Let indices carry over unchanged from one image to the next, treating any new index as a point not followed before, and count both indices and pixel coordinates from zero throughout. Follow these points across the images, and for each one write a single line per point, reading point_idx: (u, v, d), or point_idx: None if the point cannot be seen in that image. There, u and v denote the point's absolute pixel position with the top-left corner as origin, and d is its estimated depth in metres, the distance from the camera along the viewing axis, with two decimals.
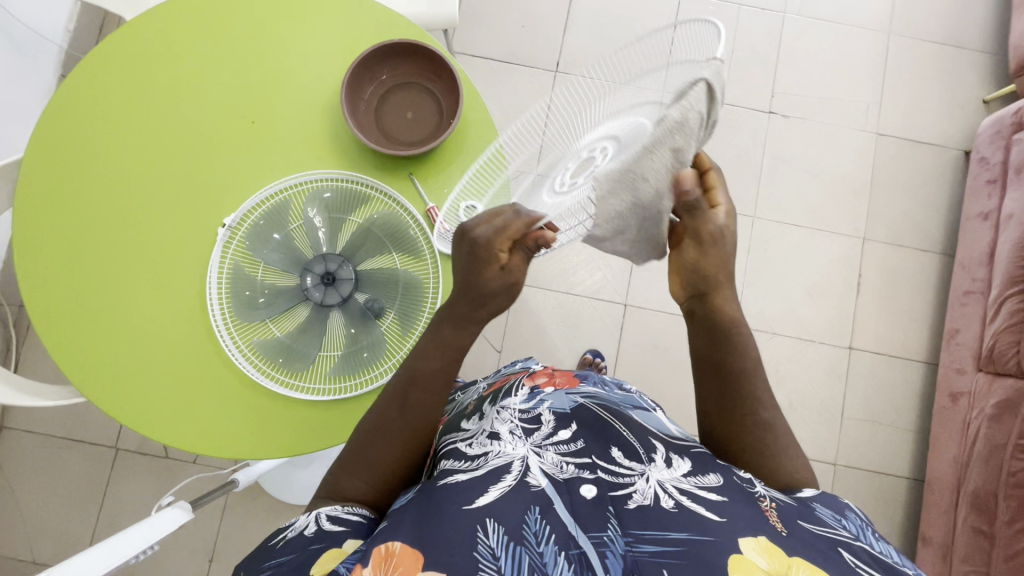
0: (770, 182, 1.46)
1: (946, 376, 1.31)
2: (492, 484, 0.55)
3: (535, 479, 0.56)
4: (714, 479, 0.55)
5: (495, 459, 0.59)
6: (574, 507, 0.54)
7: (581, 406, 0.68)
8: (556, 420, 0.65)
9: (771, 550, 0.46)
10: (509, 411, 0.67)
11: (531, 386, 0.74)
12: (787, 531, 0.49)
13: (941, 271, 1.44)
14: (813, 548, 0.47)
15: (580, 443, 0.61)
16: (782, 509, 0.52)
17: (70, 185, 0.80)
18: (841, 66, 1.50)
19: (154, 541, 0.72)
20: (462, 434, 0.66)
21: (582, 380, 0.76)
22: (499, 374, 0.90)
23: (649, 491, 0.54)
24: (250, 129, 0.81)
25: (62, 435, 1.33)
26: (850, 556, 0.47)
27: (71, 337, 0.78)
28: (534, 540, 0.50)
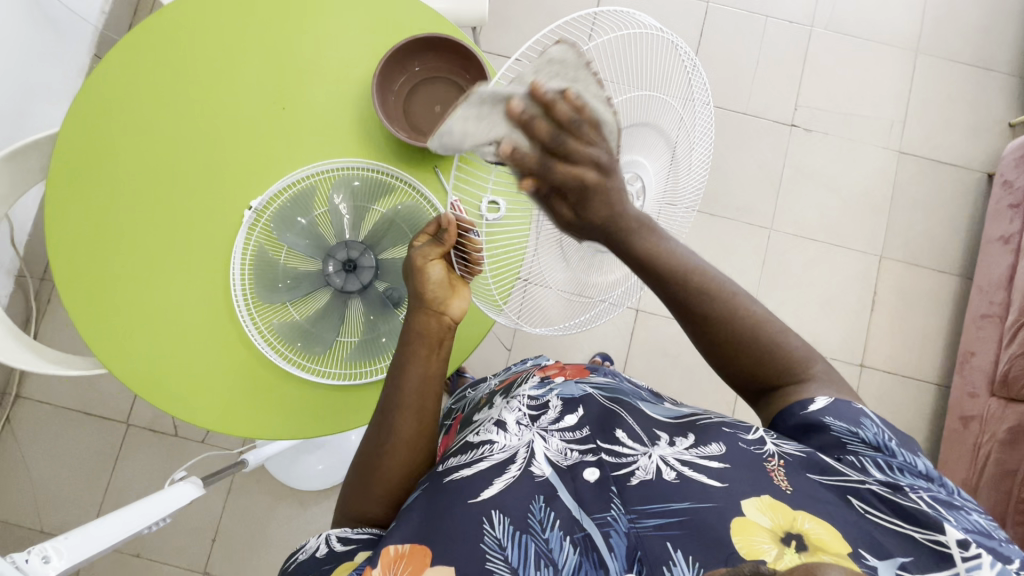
0: (788, 195, 1.45)
1: (957, 400, 1.30)
2: (496, 475, 0.55)
3: (538, 468, 0.56)
4: (717, 447, 0.53)
5: (498, 452, 0.58)
6: (578, 491, 0.54)
7: (589, 394, 0.67)
8: (563, 405, 0.64)
9: (773, 506, 0.47)
10: (519, 400, 0.65)
11: (542, 376, 0.73)
12: (792, 487, 0.48)
13: (958, 293, 1.43)
14: (821, 501, 0.47)
15: (586, 429, 0.61)
16: (791, 465, 0.50)
17: (102, 168, 0.81)
18: (867, 82, 1.49)
19: (166, 515, 0.73)
20: (471, 428, 0.66)
21: (591, 372, 0.75)
22: (511, 370, 0.89)
23: (652, 466, 0.53)
24: (280, 115, 0.82)
25: (74, 408, 1.36)
26: (860, 501, 0.47)
27: (99, 316, 0.79)
28: (539, 527, 0.51)
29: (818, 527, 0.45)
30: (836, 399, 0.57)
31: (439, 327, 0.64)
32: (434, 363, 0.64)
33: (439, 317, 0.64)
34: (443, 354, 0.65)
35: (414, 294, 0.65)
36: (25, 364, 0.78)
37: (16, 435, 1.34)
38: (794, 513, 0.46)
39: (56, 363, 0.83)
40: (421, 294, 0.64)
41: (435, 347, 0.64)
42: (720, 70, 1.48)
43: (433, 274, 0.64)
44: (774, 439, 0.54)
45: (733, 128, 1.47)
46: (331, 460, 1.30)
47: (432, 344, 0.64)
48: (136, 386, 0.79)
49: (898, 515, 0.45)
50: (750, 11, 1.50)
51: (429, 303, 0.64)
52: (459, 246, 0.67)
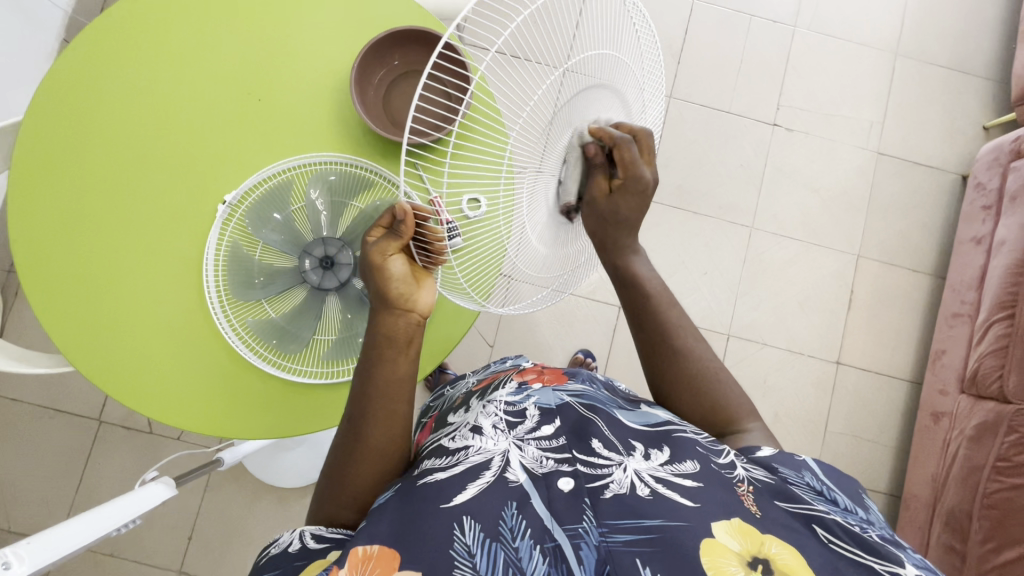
0: (769, 193, 1.47)
1: (929, 397, 1.33)
2: (469, 482, 0.55)
3: (513, 474, 0.56)
4: (691, 465, 0.56)
5: (474, 456, 0.58)
6: (550, 500, 0.53)
7: (567, 403, 0.66)
8: (541, 414, 0.64)
9: (743, 530, 0.49)
10: (495, 405, 0.66)
11: (520, 381, 0.73)
12: (761, 512, 0.51)
13: (932, 292, 1.47)
14: (788, 529, 0.50)
15: (562, 439, 0.60)
16: (758, 492, 0.54)
17: (69, 158, 0.78)
18: (848, 83, 1.51)
19: (133, 518, 0.71)
20: (445, 431, 0.66)
21: (569, 377, 0.75)
22: (488, 370, 0.89)
23: (626, 480, 0.54)
24: (256, 106, 0.80)
25: (44, 404, 1.32)
26: (822, 531, 0.50)
27: (65, 314, 0.77)
28: (509, 536, 0.51)
29: (784, 552, 0.47)
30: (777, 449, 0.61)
31: (406, 328, 0.61)
32: (404, 365, 0.62)
33: (406, 316, 0.62)
34: (414, 353, 0.62)
35: (376, 294, 0.62)
36: None
37: None
38: (761, 537, 0.48)
39: (20, 360, 0.80)
40: (383, 293, 0.61)
41: (403, 347, 0.61)
42: (704, 68, 1.49)
43: (394, 271, 0.61)
44: (744, 465, 0.58)
45: (716, 126, 1.48)
46: (307, 456, 1.29)
47: (400, 344, 0.61)
48: (112, 390, 0.76)
49: (860, 546, 0.49)
50: (734, 10, 1.51)
51: (392, 301, 0.61)
52: (419, 236, 0.62)
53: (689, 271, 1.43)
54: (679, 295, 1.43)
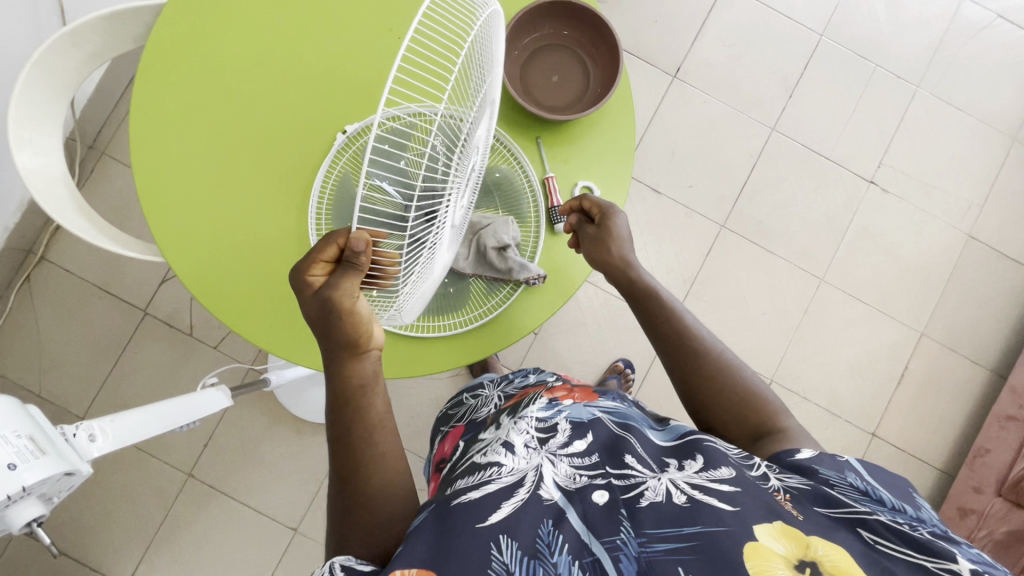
0: (848, 249, 1.43)
1: (959, 491, 1.30)
2: (503, 500, 0.52)
3: (547, 491, 0.53)
4: (727, 471, 0.53)
5: (507, 475, 0.55)
6: (586, 513, 0.51)
7: (598, 418, 0.64)
8: (571, 429, 0.62)
9: (785, 532, 0.46)
10: (527, 421, 0.63)
11: (549, 398, 0.69)
12: (802, 515, 0.49)
13: (986, 388, 1.43)
14: (833, 534, 0.47)
15: (595, 455, 0.59)
16: (797, 498, 0.50)
17: (204, 48, 0.78)
18: (957, 157, 1.46)
19: (194, 420, 0.71)
20: (478, 448, 0.63)
21: (600, 394, 0.72)
22: (509, 383, 0.83)
23: (661, 488, 0.52)
24: (394, 42, 0.79)
25: (96, 282, 1.34)
26: (868, 533, 0.47)
27: (167, 201, 0.77)
28: (548, 552, 0.48)
29: (832, 553, 0.45)
30: (818, 450, 0.57)
31: (373, 367, 0.57)
32: (380, 404, 0.57)
33: (370, 354, 0.57)
34: (384, 389, 0.58)
35: (334, 337, 0.55)
36: (86, 234, 0.75)
37: (33, 295, 1.32)
38: (806, 538, 0.46)
39: (113, 240, 0.80)
40: (346, 337, 0.55)
41: (370, 389, 0.57)
42: (815, 107, 1.45)
43: (362, 309, 0.55)
44: (776, 474, 0.54)
45: (812, 168, 1.44)
46: None
47: (369, 385, 0.57)
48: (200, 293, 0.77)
49: (911, 546, 0.46)
50: (860, 55, 1.46)
51: (354, 344, 0.55)
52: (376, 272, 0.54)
53: (748, 306, 1.41)
54: (732, 328, 1.40)
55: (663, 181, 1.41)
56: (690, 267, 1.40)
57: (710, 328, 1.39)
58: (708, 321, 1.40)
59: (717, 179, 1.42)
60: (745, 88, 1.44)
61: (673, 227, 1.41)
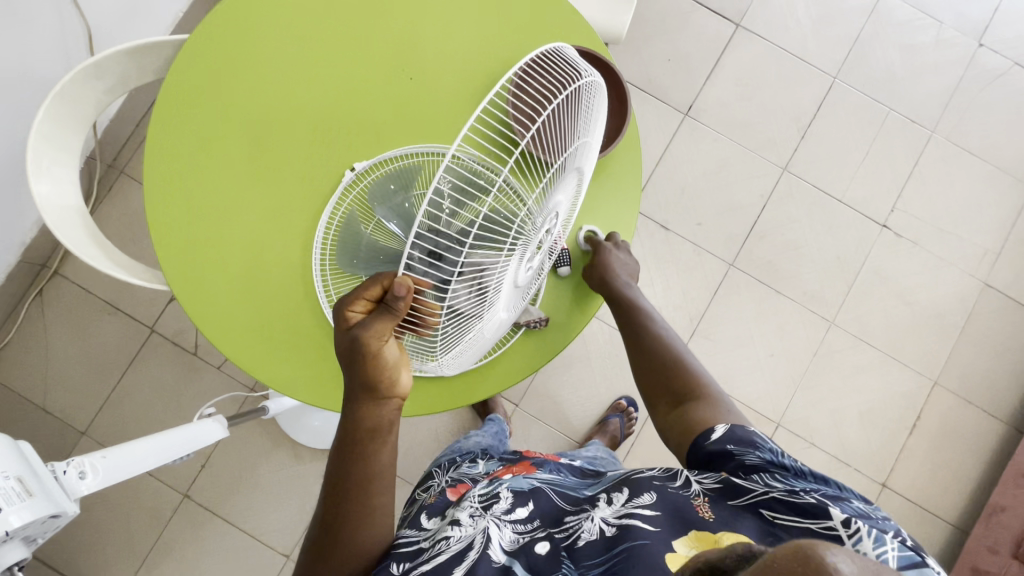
0: (860, 293, 1.41)
1: (972, 550, 1.25)
2: (455, 565, 0.52)
3: (496, 553, 0.53)
4: (647, 496, 0.53)
5: (455, 544, 0.55)
6: (531, 565, 0.52)
7: (538, 486, 0.63)
8: (514, 496, 0.61)
9: (699, 538, 0.48)
10: (468, 500, 0.62)
11: (490, 479, 0.67)
12: (712, 515, 0.50)
13: (1001, 441, 1.38)
14: (739, 526, 0.49)
15: (538, 517, 0.58)
16: (712, 497, 0.52)
17: (221, 84, 0.80)
18: (972, 204, 1.44)
19: (191, 451, 0.72)
20: (422, 531, 0.61)
21: (538, 467, 0.71)
22: (455, 469, 0.81)
23: (595, 527, 0.53)
24: (407, 84, 0.80)
25: (106, 299, 1.36)
26: (768, 511, 0.49)
27: (175, 232, 0.78)
28: None
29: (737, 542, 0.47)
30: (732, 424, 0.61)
31: (392, 416, 0.54)
32: (385, 454, 0.55)
33: (389, 401, 0.54)
34: (395, 438, 0.56)
35: (357, 379, 0.53)
36: (94, 261, 0.76)
37: (44, 309, 1.34)
38: (715, 536, 0.48)
39: (121, 267, 0.81)
40: (368, 382, 0.52)
41: (381, 437, 0.54)
42: (827, 149, 1.44)
43: (391, 356, 0.52)
44: (695, 476, 0.55)
45: (824, 210, 1.43)
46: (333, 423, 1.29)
47: (381, 432, 0.54)
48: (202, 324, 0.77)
49: (799, 514, 0.48)
50: (874, 98, 1.45)
51: (375, 390, 0.53)
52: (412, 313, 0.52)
53: (756, 347, 1.39)
54: (739, 369, 1.38)
55: (672, 218, 1.41)
56: (697, 305, 1.39)
57: (716, 368, 1.37)
58: (714, 361, 1.38)
59: (727, 217, 1.41)
60: (757, 128, 1.44)
61: (681, 264, 1.40)
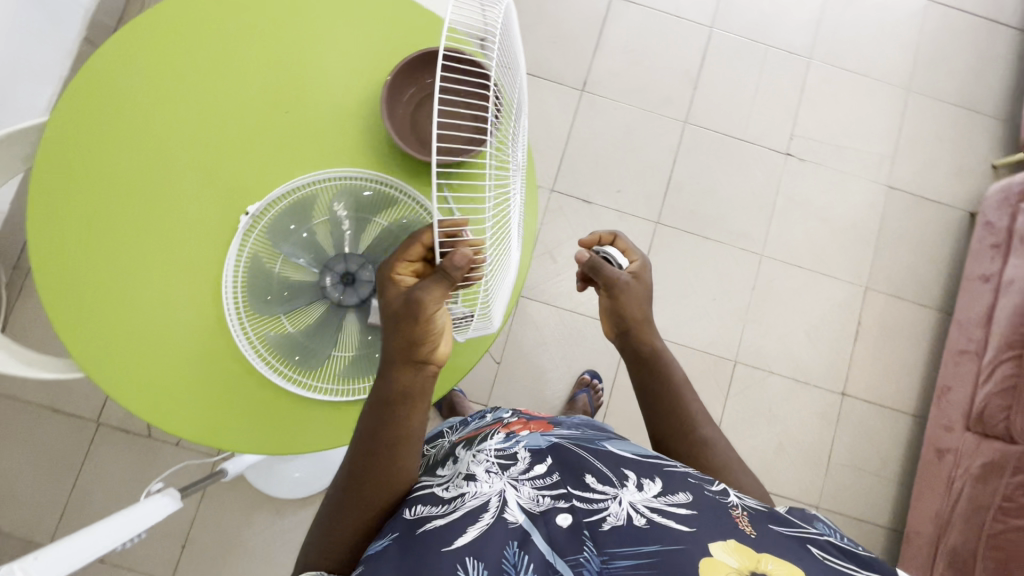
0: (780, 221, 1.48)
1: (933, 433, 1.33)
2: (469, 525, 0.54)
3: (512, 514, 0.55)
4: (684, 496, 0.56)
5: (471, 501, 0.57)
6: (551, 536, 0.53)
7: (556, 444, 0.66)
8: (531, 456, 0.64)
9: (740, 549, 0.49)
10: (485, 452, 0.65)
11: (507, 432, 0.72)
12: (755, 532, 0.52)
13: (937, 328, 1.47)
14: (783, 545, 0.50)
15: (555, 476, 0.60)
16: (753, 516, 0.54)
17: (97, 159, 0.78)
18: (861, 117, 1.53)
19: (139, 532, 0.69)
20: (437, 477, 0.64)
21: (555, 425, 0.75)
22: (469, 424, 0.85)
23: (622, 512, 0.54)
24: (285, 118, 0.80)
25: (43, 403, 1.30)
26: (817, 549, 0.50)
27: (84, 317, 0.76)
28: (513, 571, 0.50)
29: (780, 568, 0.47)
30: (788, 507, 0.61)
31: (426, 382, 0.58)
32: (416, 420, 0.59)
33: (426, 365, 0.58)
34: (425, 407, 0.59)
35: (399, 340, 0.56)
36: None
37: None
38: (757, 554, 0.48)
39: (32, 365, 0.78)
40: (412, 342, 0.55)
41: (417, 401, 0.58)
42: (720, 95, 1.51)
43: (439, 321, 0.55)
44: (737, 495, 0.58)
45: (730, 152, 1.49)
46: (308, 468, 1.28)
47: (412, 399, 0.57)
48: (129, 401, 0.75)
49: (853, 562, 0.49)
50: (751, 39, 1.53)
51: (418, 354, 0.56)
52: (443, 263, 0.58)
53: (698, 295, 1.44)
54: (687, 319, 1.42)
55: (593, 192, 1.45)
56: None
57: (665, 323, 1.42)
58: (663, 317, 1.42)
59: (644, 179, 1.46)
60: (651, 88, 1.49)
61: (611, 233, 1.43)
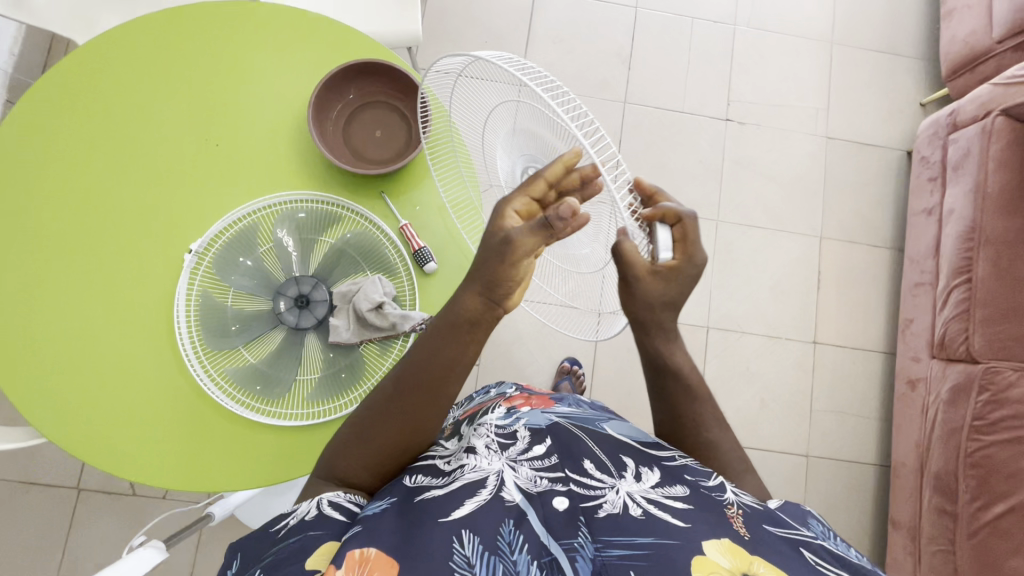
0: (730, 185, 1.51)
1: (903, 365, 1.38)
2: (467, 497, 0.54)
3: (508, 493, 0.55)
4: (681, 489, 0.57)
5: (470, 473, 0.57)
6: (546, 517, 0.54)
7: (556, 423, 0.67)
8: (531, 436, 0.64)
9: (733, 550, 0.50)
10: (486, 427, 0.66)
11: (508, 407, 0.73)
12: (749, 534, 0.52)
13: (893, 265, 1.53)
14: (776, 548, 0.51)
15: (554, 458, 0.61)
16: (748, 516, 0.55)
17: (28, 223, 0.77)
18: (791, 74, 1.58)
19: None
20: (440, 447, 0.65)
21: (556, 402, 0.76)
22: (472, 401, 0.86)
23: (618, 501, 0.55)
24: (216, 151, 0.79)
25: (17, 477, 1.26)
26: (810, 553, 0.51)
27: (36, 383, 0.74)
28: (507, 550, 0.50)
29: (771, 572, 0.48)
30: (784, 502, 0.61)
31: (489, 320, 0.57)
32: (467, 350, 0.58)
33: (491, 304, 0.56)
34: (481, 338, 0.58)
35: (487, 267, 0.54)
36: None
37: None
38: (750, 557, 0.49)
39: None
40: (494, 276, 0.53)
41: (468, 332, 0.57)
42: (654, 72, 1.54)
43: (525, 268, 0.53)
44: (733, 490, 0.59)
45: (672, 125, 1.52)
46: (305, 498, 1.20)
47: (465, 329, 0.57)
48: (97, 458, 0.74)
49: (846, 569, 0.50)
50: (675, 14, 1.56)
51: (495, 291, 0.54)
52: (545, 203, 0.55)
53: None
54: None
55: None
56: None
57: None
58: None
59: None
60: (586, 75, 1.51)
61: None
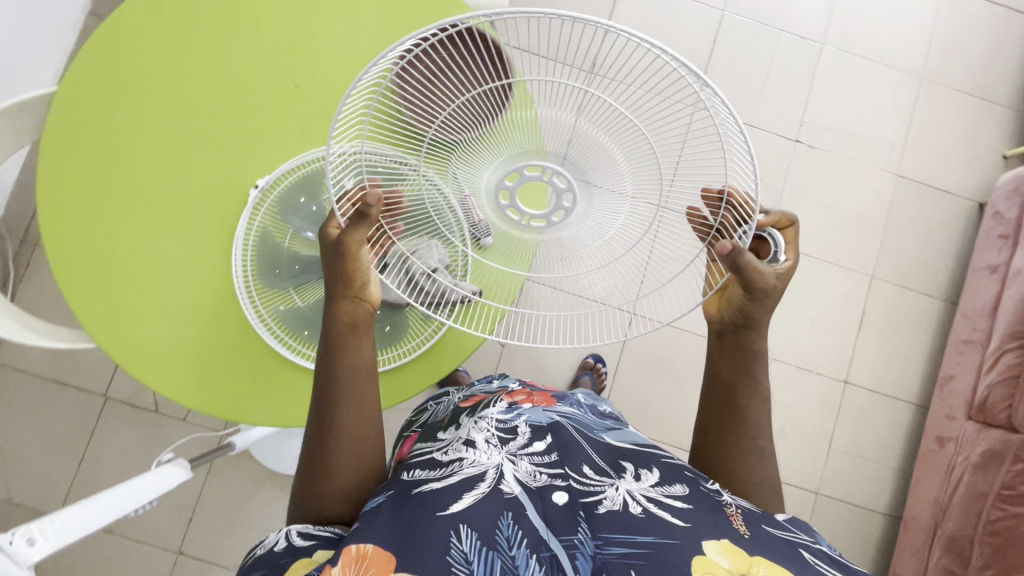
0: (788, 208, 1.47)
1: (934, 421, 1.34)
2: (464, 492, 0.55)
3: (507, 486, 0.56)
4: (680, 488, 0.56)
5: (469, 467, 0.58)
6: (545, 513, 0.54)
7: (557, 421, 0.66)
8: (531, 432, 0.64)
9: (732, 550, 0.49)
10: (487, 420, 0.65)
11: (509, 401, 0.71)
12: (749, 533, 0.52)
13: (942, 317, 1.48)
14: (776, 548, 0.50)
15: (554, 454, 0.61)
16: (747, 515, 0.55)
17: (105, 133, 0.78)
18: (872, 104, 1.51)
19: (151, 498, 0.72)
20: (437, 444, 0.66)
21: (559, 400, 0.75)
22: (473, 389, 0.87)
23: (618, 498, 0.55)
24: (295, 95, 0.79)
25: (51, 376, 1.31)
26: (810, 554, 0.51)
27: (94, 290, 0.77)
28: (506, 544, 0.51)
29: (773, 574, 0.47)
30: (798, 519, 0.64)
31: (364, 313, 0.64)
32: (366, 348, 0.63)
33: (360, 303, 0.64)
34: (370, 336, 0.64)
35: (337, 277, 0.63)
36: (9, 332, 0.74)
37: None
38: (750, 558, 0.49)
39: (42, 335, 0.79)
40: (347, 278, 0.63)
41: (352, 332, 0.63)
42: (731, 80, 1.49)
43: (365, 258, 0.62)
44: (730, 493, 0.58)
45: None
46: None
47: (347, 330, 0.63)
48: (142, 372, 0.77)
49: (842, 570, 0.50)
50: (763, 23, 1.51)
51: (353, 288, 0.63)
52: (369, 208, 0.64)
53: None
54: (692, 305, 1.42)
55: None
56: None
57: None
58: None
59: None
60: None
61: None
